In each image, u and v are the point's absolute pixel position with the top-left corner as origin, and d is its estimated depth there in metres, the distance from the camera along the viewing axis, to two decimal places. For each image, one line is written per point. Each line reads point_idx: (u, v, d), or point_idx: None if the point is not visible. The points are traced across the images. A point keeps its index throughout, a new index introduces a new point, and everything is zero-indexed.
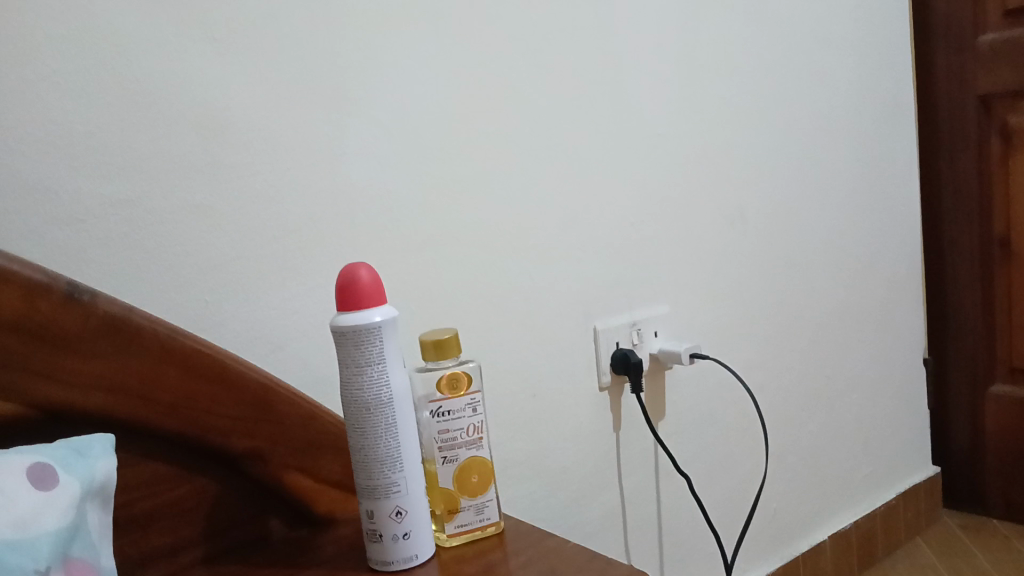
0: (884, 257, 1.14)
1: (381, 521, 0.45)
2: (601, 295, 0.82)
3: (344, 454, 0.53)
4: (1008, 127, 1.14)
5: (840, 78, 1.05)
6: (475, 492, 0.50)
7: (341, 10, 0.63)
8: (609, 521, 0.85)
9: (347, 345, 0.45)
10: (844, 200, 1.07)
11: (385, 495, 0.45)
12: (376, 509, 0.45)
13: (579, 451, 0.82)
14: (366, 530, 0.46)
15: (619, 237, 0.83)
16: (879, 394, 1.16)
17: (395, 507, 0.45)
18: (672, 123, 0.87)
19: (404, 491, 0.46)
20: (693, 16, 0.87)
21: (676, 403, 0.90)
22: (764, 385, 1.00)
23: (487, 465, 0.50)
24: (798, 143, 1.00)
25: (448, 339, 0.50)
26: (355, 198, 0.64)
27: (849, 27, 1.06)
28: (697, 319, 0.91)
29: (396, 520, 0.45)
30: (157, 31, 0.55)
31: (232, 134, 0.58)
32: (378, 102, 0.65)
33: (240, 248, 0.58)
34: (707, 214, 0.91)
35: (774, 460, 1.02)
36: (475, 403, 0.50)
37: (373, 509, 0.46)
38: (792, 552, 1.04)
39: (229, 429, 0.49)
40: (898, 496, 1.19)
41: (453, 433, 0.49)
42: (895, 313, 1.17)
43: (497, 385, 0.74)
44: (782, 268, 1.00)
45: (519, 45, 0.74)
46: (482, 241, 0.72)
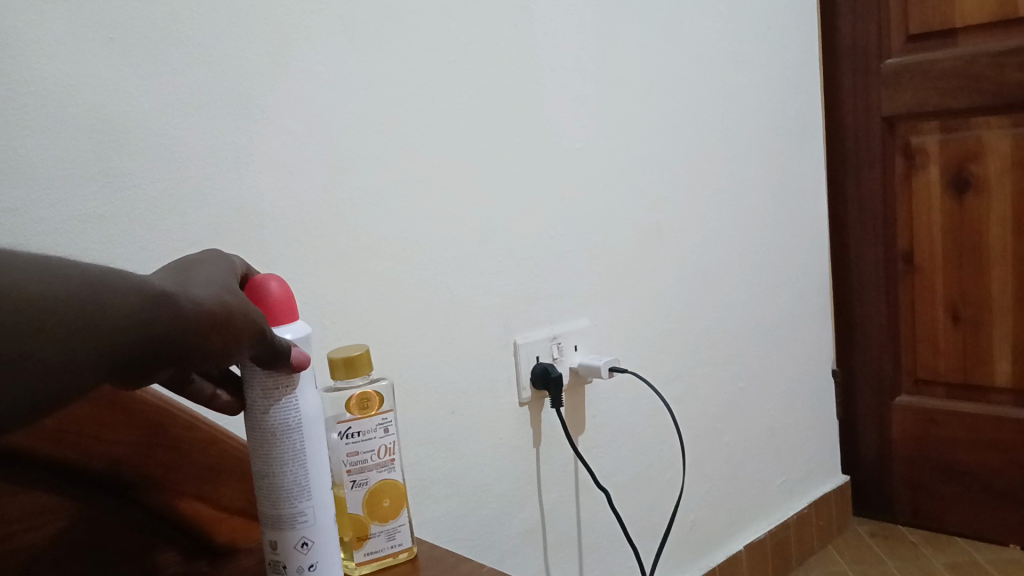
0: (795, 271, 1.17)
1: (285, 551, 0.43)
2: (520, 309, 0.81)
3: (247, 480, 0.51)
4: (910, 147, 1.19)
5: (752, 97, 1.07)
6: (387, 517, 0.48)
7: (248, 14, 0.60)
8: (529, 538, 0.83)
9: (254, 367, 0.43)
10: (757, 215, 1.09)
11: (291, 524, 0.43)
12: (281, 539, 0.43)
13: (499, 467, 0.80)
14: (270, 562, 0.44)
15: (538, 251, 0.82)
16: (792, 406, 1.18)
17: (302, 537, 0.43)
18: (590, 137, 0.87)
19: (312, 521, 0.43)
20: (611, 31, 0.88)
21: (596, 417, 0.90)
22: (681, 398, 1.00)
23: (399, 489, 0.48)
24: (713, 160, 1.02)
25: (359, 356, 0.48)
26: (263, 208, 0.61)
27: (761, 47, 1.08)
28: (616, 333, 0.91)
29: (303, 551, 0.43)
30: (44, 27, 0.51)
31: (128, 140, 0.54)
32: (287, 109, 0.62)
33: (137, 261, 0.55)
34: (625, 229, 0.91)
35: (692, 472, 1.02)
36: (387, 423, 0.48)
37: (278, 540, 0.43)
38: (710, 563, 1.05)
39: (120, 455, 0.45)
40: (811, 506, 1.21)
41: (362, 455, 0.47)
42: (806, 327, 1.20)
43: (413, 403, 0.72)
44: (699, 283, 1.01)
45: (435, 55, 0.72)
46: (398, 254, 0.70)
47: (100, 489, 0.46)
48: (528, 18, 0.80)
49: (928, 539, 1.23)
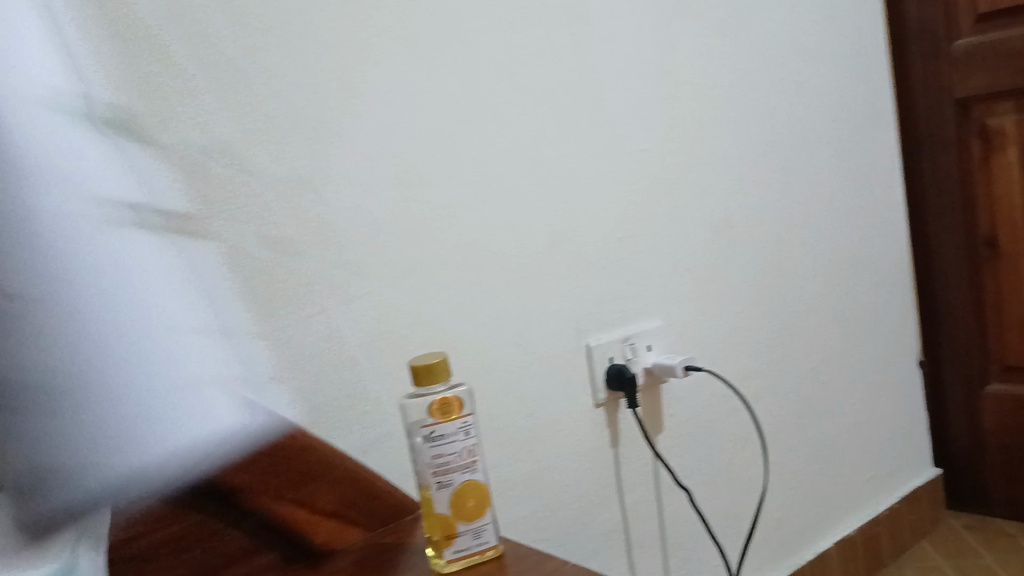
0: (872, 260, 1.15)
1: None
2: (592, 312, 0.82)
3: (336, 483, 0.53)
4: (988, 128, 1.15)
5: (818, 87, 1.06)
6: (472, 516, 0.49)
7: (318, 42, 0.63)
8: (611, 539, 0.84)
9: None
10: (829, 206, 1.08)
11: None
12: None
13: (578, 469, 0.81)
14: None
15: (608, 253, 0.83)
16: (876, 399, 1.16)
17: None
18: (653, 139, 0.87)
19: None
20: (669, 32, 0.88)
21: (674, 417, 0.90)
22: (760, 395, 1.00)
23: (483, 489, 0.50)
24: (781, 152, 1.01)
25: (438, 363, 0.50)
26: (341, 226, 0.64)
27: (824, 36, 1.07)
28: (689, 332, 0.91)
29: None
30: (135, 68, 0.55)
31: (216, 168, 0.58)
32: (358, 131, 0.65)
33: (227, 281, 0.58)
34: (694, 227, 0.91)
35: (775, 470, 1.01)
36: (468, 426, 0.50)
37: None
38: (798, 560, 1.03)
39: (220, 466, 0.48)
40: (901, 500, 1.18)
41: (447, 457, 0.49)
42: (888, 317, 1.18)
43: (492, 408, 0.74)
44: (772, 278, 1.00)
45: (497, 68, 0.74)
46: (471, 263, 0.72)
47: (203, 496, 0.50)
48: (587, 25, 0.81)
49: None
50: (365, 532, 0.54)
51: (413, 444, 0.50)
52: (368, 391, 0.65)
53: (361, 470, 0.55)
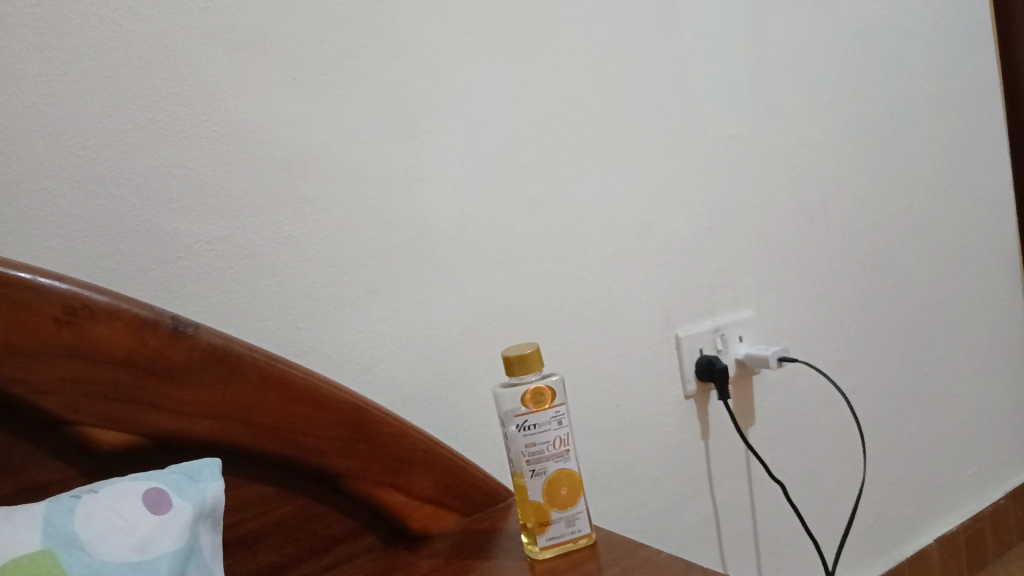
0: (978, 246, 1.10)
1: None
2: (681, 303, 0.82)
3: (433, 470, 0.54)
4: None
5: (918, 67, 1.02)
6: (565, 505, 0.50)
7: (407, 41, 0.65)
8: (702, 531, 0.84)
9: None
10: (930, 190, 1.03)
11: None
12: None
13: (668, 460, 0.81)
14: None
15: (696, 243, 0.82)
16: (982, 391, 1.11)
17: None
18: (743, 125, 0.86)
19: None
20: (759, 16, 0.86)
21: (766, 409, 0.89)
22: (857, 386, 0.97)
23: (576, 478, 0.50)
24: (878, 135, 0.98)
25: (529, 354, 0.51)
26: (432, 221, 0.66)
27: (923, 13, 1.02)
28: (782, 321, 0.90)
29: None
30: (238, 75, 0.57)
31: (314, 168, 0.60)
32: (448, 127, 0.67)
33: (327, 275, 0.61)
34: (786, 215, 0.89)
35: (873, 463, 0.98)
36: (560, 416, 0.50)
37: None
38: (897, 557, 1.00)
39: (324, 450, 0.50)
40: (1008, 497, 1.13)
41: (539, 446, 0.50)
42: (995, 306, 1.13)
43: (581, 399, 0.75)
44: (869, 265, 0.97)
45: (584, 60, 0.74)
46: (559, 255, 0.73)
47: (308, 481, 0.52)
48: (674, 13, 0.80)
49: None
50: (459, 517, 0.56)
51: (507, 432, 0.51)
52: (461, 382, 0.67)
53: (457, 458, 0.56)
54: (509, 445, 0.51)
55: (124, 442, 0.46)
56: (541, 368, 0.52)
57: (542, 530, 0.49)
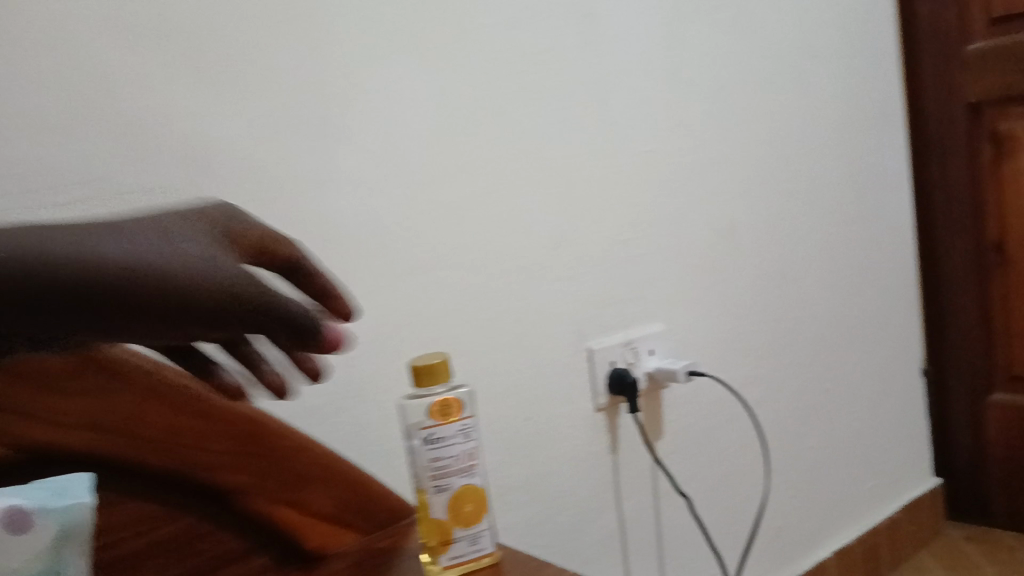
0: (878, 266, 1.14)
1: None
2: (594, 316, 0.81)
3: (333, 487, 0.52)
4: (998, 134, 1.14)
5: (827, 92, 1.05)
6: (469, 521, 0.48)
7: (322, 37, 0.62)
8: (609, 545, 0.83)
9: None
10: (834, 211, 1.06)
11: None
12: None
13: (577, 474, 0.80)
14: None
15: (610, 255, 0.82)
16: (879, 408, 1.15)
17: None
18: (659, 139, 0.86)
19: None
20: (678, 34, 0.87)
21: (674, 422, 0.89)
22: (763, 401, 0.99)
23: (481, 494, 0.49)
24: (788, 157, 1.00)
25: (437, 365, 0.49)
26: (341, 224, 0.63)
27: (834, 41, 1.06)
28: (692, 336, 0.90)
29: None
30: (137, 63, 0.54)
31: (216, 164, 0.57)
32: (363, 127, 0.64)
33: None
34: (698, 231, 0.90)
35: (776, 477, 1.00)
36: (467, 429, 0.49)
37: None
38: (796, 569, 1.02)
39: (214, 463, 0.47)
40: (901, 510, 1.17)
41: (444, 460, 0.48)
42: (893, 325, 1.17)
43: (491, 411, 0.73)
44: (776, 283, 0.99)
45: (505, 66, 0.73)
46: (472, 263, 0.71)
47: (195, 498, 0.48)
48: (596, 25, 0.80)
49: None
50: (361, 537, 0.53)
51: (409, 447, 0.49)
52: (367, 392, 0.65)
53: (358, 473, 0.53)
54: (411, 460, 0.49)
55: None
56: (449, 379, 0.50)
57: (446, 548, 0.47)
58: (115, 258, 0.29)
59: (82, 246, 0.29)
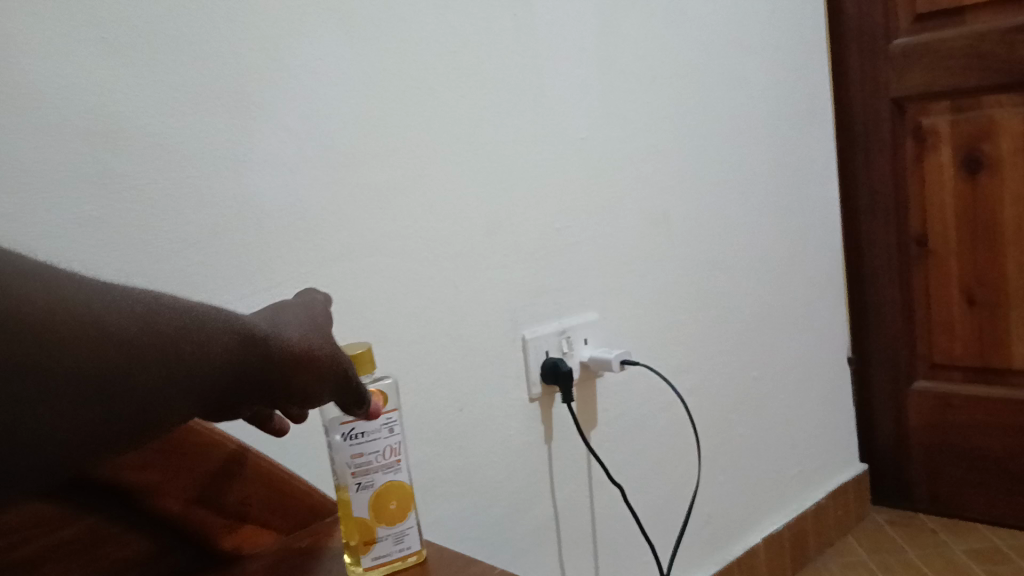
0: (807, 256, 1.15)
1: None
2: (528, 304, 0.80)
3: (245, 482, 0.50)
4: (921, 128, 1.16)
5: (759, 82, 1.06)
6: (394, 520, 0.46)
7: (240, 10, 0.59)
8: (542, 537, 0.82)
9: None
10: (766, 202, 1.07)
11: None
12: None
13: (510, 465, 0.79)
14: None
15: (544, 243, 0.81)
16: (807, 396, 1.17)
17: None
18: (594, 126, 0.85)
19: None
20: (613, 20, 0.86)
21: (608, 412, 0.88)
22: (695, 390, 0.99)
23: (406, 490, 0.47)
24: (721, 147, 1.00)
25: (360, 356, 0.47)
26: (262, 207, 0.60)
27: (766, 32, 1.06)
28: (626, 325, 0.90)
29: None
30: (36, 31, 0.50)
31: (124, 141, 0.53)
32: (285, 106, 0.61)
33: (135, 263, 0.54)
34: (632, 220, 0.90)
35: (707, 465, 1.01)
36: (392, 423, 0.47)
37: None
38: (727, 556, 1.03)
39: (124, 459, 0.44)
40: (828, 495, 1.19)
41: (368, 456, 0.46)
42: (821, 314, 1.19)
43: (422, 402, 0.71)
44: (709, 272, 1.00)
45: (436, 46, 0.71)
46: (401, 250, 0.69)
47: (96, 497, 0.44)
48: (529, 7, 0.78)
49: (948, 527, 1.20)
50: (275, 534, 0.51)
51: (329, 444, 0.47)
52: None
53: (274, 468, 0.51)
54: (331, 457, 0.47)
55: None
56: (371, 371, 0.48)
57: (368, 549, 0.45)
58: (276, 343, 0.38)
59: (261, 337, 0.38)
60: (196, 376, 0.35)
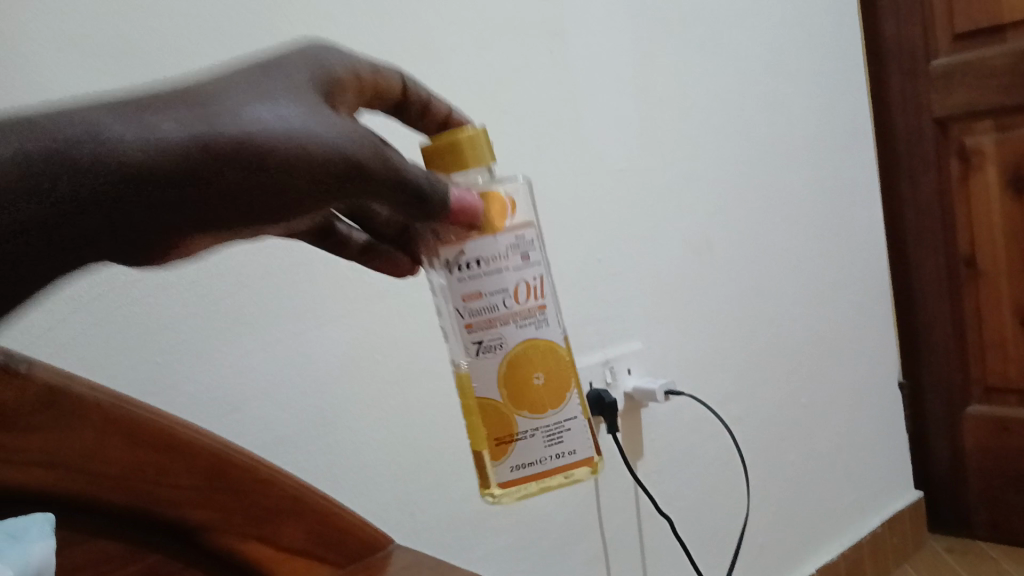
0: (853, 279, 1.14)
1: None
2: (571, 336, 0.80)
3: (305, 518, 0.48)
4: (965, 148, 1.15)
5: (798, 107, 1.05)
6: (525, 384, 0.43)
7: None
8: (591, 568, 0.82)
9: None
10: (809, 226, 1.07)
11: None
12: None
13: (558, 496, 0.79)
14: None
15: (587, 274, 0.82)
16: (858, 421, 1.15)
17: None
18: (632, 158, 0.86)
19: None
20: (648, 52, 0.87)
21: (654, 442, 0.88)
22: (742, 418, 0.98)
23: (545, 341, 0.43)
24: (761, 172, 1.00)
25: (464, 147, 0.42)
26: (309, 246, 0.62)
27: (804, 56, 1.06)
28: (671, 353, 0.90)
29: None
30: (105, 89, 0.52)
31: None
32: None
33: (190, 304, 0.56)
34: (674, 248, 0.90)
35: (757, 494, 1.00)
36: (521, 244, 0.42)
37: None
38: None
39: (179, 499, 0.42)
40: (883, 524, 1.17)
41: (488, 295, 0.42)
42: (869, 338, 1.17)
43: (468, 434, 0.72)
44: (753, 298, 0.99)
45: (476, 86, 0.73)
46: None
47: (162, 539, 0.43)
48: (566, 43, 0.80)
49: (1010, 554, 1.17)
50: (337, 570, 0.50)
51: (441, 290, 0.44)
52: (340, 420, 0.64)
53: (333, 503, 0.50)
54: (449, 311, 0.43)
55: None
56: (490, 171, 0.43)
57: (512, 435, 0.43)
58: (303, 155, 0.32)
59: (272, 147, 0.31)
60: (184, 194, 0.29)
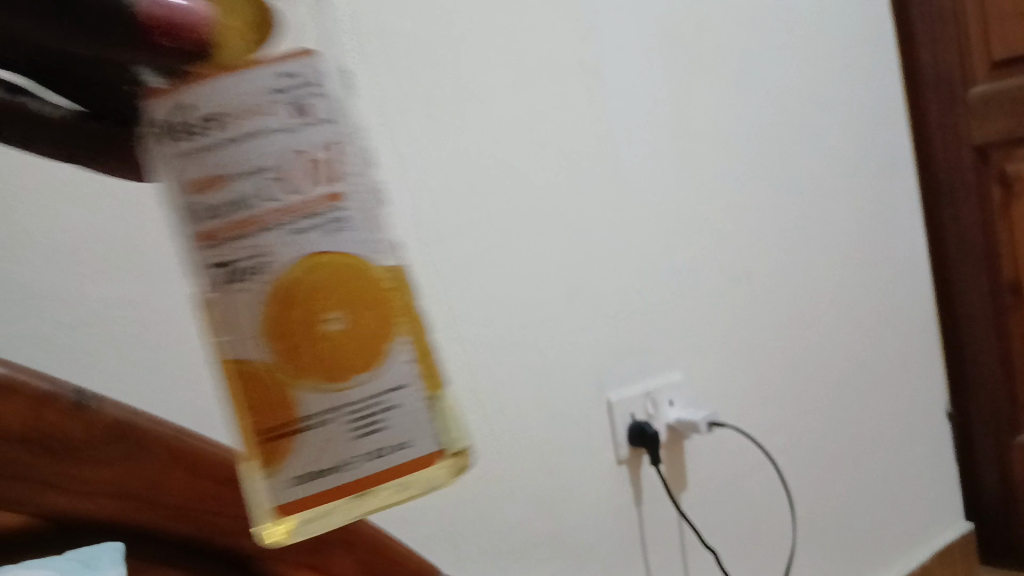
0: (896, 308, 1.13)
1: None
2: (612, 367, 0.81)
3: (354, 548, 0.51)
4: (1007, 174, 1.15)
5: (834, 137, 1.06)
6: (325, 344, 0.28)
7: None
8: None
9: None
10: (849, 256, 1.07)
11: None
12: None
13: (601, 528, 0.80)
14: None
15: (626, 307, 0.83)
16: (905, 452, 1.13)
17: None
18: (669, 191, 0.87)
19: None
20: (683, 88, 0.89)
21: (697, 473, 0.88)
22: (786, 449, 0.98)
23: (344, 260, 0.29)
24: (799, 202, 1.01)
25: None
26: None
27: (838, 87, 1.07)
28: (712, 385, 0.90)
29: None
30: None
31: None
32: None
33: None
34: (713, 280, 0.91)
35: (803, 526, 0.99)
36: (298, 104, 0.28)
37: None
38: None
39: (236, 530, 0.47)
40: (936, 556, 1.15)
41: (232, 182, 0.27)
42: (914, 367, 1.16)
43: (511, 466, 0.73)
44: (794, 329, 0.99)
45: (513, 125, 0.75)
46: (488, 318, 0.72)
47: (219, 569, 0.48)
48: (600, 81, 0.82)
49: None
50: None
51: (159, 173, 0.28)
52: None
53: (387, 535, 0.53)
54: (174, 215, 0.28)
55: (19, 523, 0.42)
56: (274, 37, 0.28)
57: (295, 414, 0.28)
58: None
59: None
60: None
